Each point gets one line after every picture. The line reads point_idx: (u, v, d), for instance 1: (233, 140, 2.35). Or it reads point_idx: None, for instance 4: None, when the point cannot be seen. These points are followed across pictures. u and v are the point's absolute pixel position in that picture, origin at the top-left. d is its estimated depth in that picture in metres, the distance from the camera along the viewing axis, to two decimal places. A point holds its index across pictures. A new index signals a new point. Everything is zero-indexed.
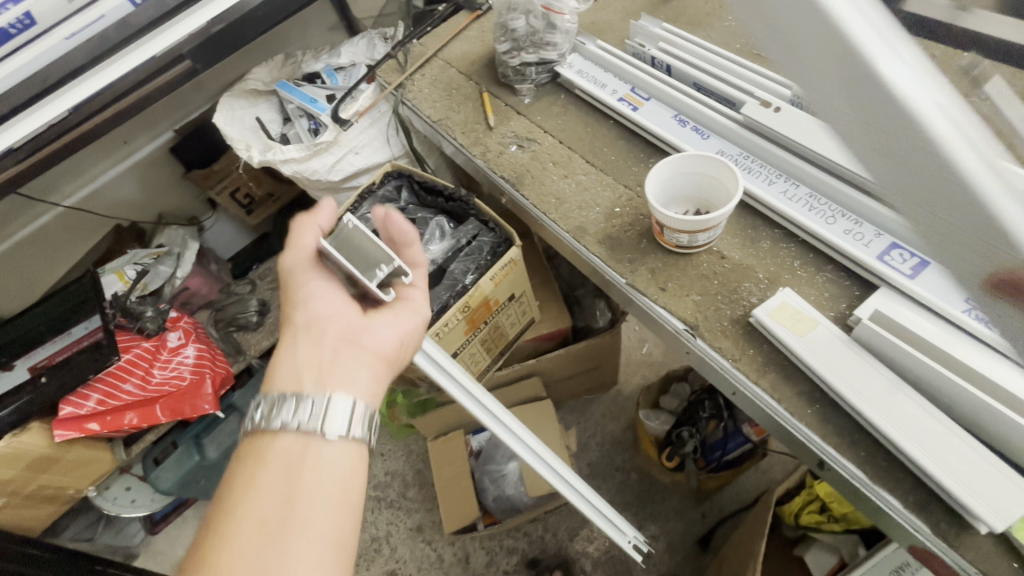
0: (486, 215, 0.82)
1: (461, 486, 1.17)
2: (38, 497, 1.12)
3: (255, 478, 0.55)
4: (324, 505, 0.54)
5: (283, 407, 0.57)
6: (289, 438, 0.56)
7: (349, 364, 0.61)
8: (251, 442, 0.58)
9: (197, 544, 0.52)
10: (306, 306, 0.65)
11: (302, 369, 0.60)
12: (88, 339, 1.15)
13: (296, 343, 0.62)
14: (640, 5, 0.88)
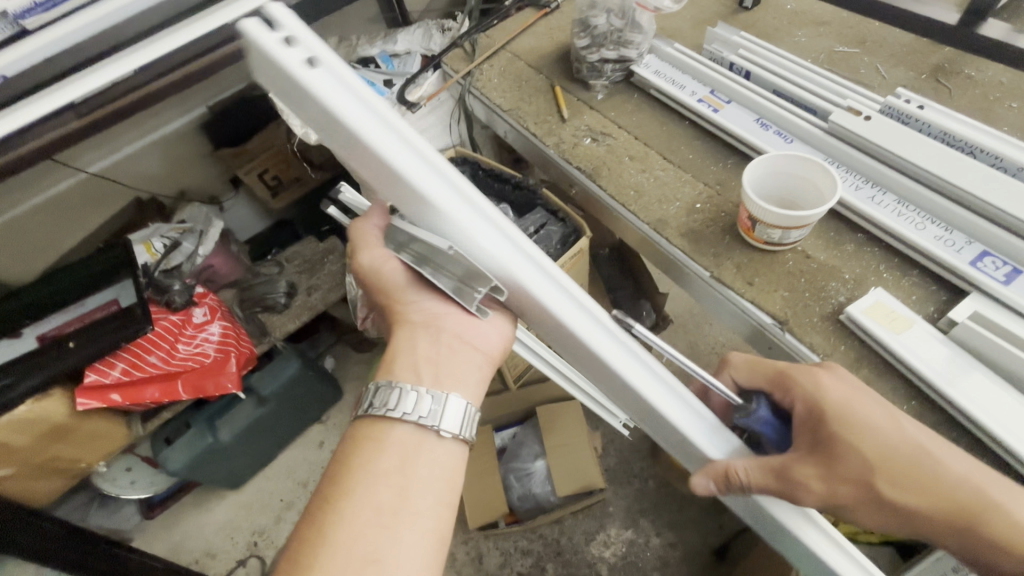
0: (554, 205, 0.82)
1: (486, 481, 1.15)
2: (47, 468, 1.07)
3: (367, 462, 0.51)
4: (431, 499, 0.51)
5: (403, 400, 0.52)
6: (405, 429, 0.52)
7: (461, 362, 0.57)
8: (365, 423, 0.54)
9: (307, 518, 0.50)
10: (404, 297, 0.58)
11: (420, 362, 0.56)
12: (101, 311, 1.15)
13: (408, 335, 0.57)
14: (710, 15, 0.91)
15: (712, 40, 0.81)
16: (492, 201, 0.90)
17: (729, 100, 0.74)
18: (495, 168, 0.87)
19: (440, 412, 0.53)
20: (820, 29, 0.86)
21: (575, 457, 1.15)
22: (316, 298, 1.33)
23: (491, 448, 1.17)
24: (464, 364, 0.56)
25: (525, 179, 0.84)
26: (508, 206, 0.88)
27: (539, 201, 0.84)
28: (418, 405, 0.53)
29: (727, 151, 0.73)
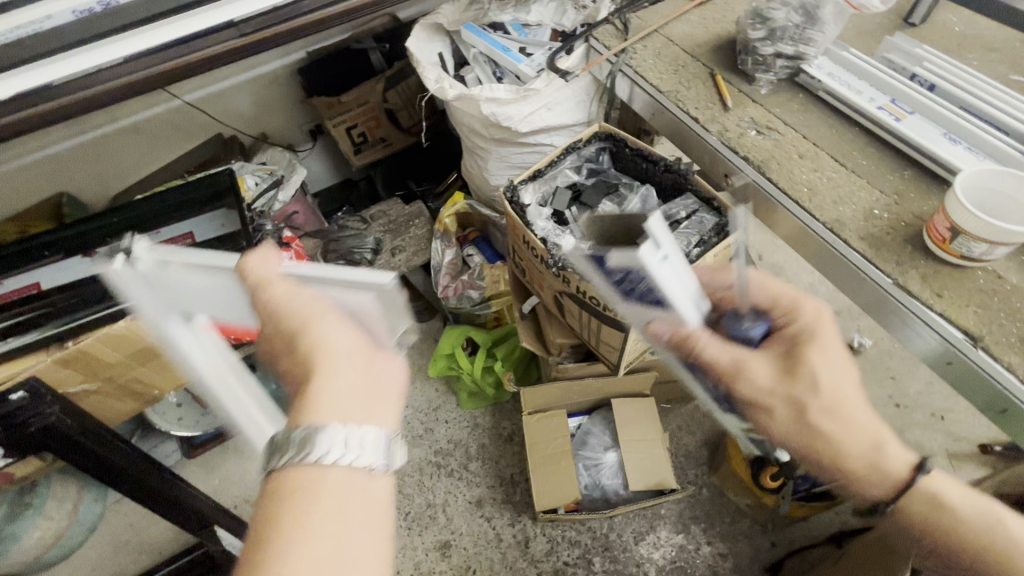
0: (708, 192, 0.81)
1: (557, 467, 1.13)
2: (124, 390, 1.05)
3: (302, 521, 0.40)
4: (365, 536, 0.42)
5: (317, 441, 0.42)
6: (334, 475, 0.42)
7: (389, 404, 0.47)
8: (274, 485, 0.42)
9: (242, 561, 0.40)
10: (279, 307, 0.49)
11: (331, 404, 0.44)
12: (178, 243, 1.15)
13: (341, 360, 0.46)
14: (874, 27, 0.89)
15: (889, 50, 0.81)
16: (632, 182, 0.88)
17: (913, 111, 0.73)
18: (645, 148, 0.86)
19: (374, 452, 0.44)
20: (990, 56, 0.85)
21: (649, 454, 1.13)
22: (400, 259, 1.31)
23: (565, 433, 1.16)
24: (369, 400, 0.46)
25: (677, 162, 0.83)
26: (652, 188, 0.87)
27: (687, 188, 0.83)
28: (337, 444, 0.42)
29: (904, 162, 0.72)
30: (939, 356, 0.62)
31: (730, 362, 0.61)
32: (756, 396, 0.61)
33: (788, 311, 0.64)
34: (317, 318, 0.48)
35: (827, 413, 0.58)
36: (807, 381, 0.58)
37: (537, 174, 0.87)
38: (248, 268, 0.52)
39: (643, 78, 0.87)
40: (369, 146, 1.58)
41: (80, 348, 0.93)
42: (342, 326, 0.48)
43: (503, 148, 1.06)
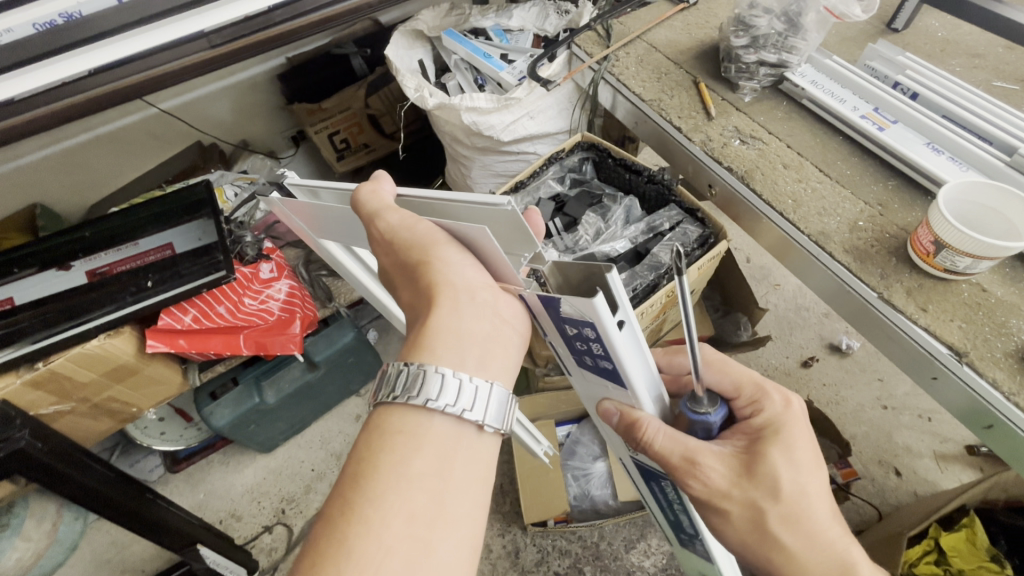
0: (692, 203, 0.79)
1: (545, 478, 1.12)
2: (101, 409, 1.03)
3: (406, 463, 0.41)
4: (470, 501, 0.42)
5: (430, 386, 0.42)
6: (443, 422, 0.43)
7: (503, 352, 0.46)
8: (383, 417, 0.44)
9: (336, 499, 0.41)
10: (400, 242, 0.49)
11: (461, 348, 0.44)
12: (155, 254, 1.08)
13: (461, 300, 0.45)
14: (858, 33, 0.89)
15: (871, 57, 0.81)
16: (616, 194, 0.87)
17: (896, 119, 0.73)
18: (628, 158, 0.85)
19: (486, 403, 0.43)
20: (973, 62, 0.84)
21: None
22: None
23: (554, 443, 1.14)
24: (493, 350, 0.45)
25: (660, 173, 0.82)
26: (636, 198, 0.86)
27: (671, 199, 0.82)
28: (451, 390, 0.42)
29: (888, 173, 0.71)
30: (937, 375, 0.60)
31: (682, 457, 0.53)
32: (708, 500, 0.53)
33: (753, 400, 0.57)
34: (439, 257, 0.47)
35: (789, 530, 0.51)
36: (777, 478, 0.52)
37: (519, 186, 0.87)
38: (363, 199, 0.51)
39: (626, 86, 0.86)
40: (352, 152, 1.55)
41: (52, 367, 0.90)
42: (472, 268, 0.47)
43: (485, 156, 1.05)
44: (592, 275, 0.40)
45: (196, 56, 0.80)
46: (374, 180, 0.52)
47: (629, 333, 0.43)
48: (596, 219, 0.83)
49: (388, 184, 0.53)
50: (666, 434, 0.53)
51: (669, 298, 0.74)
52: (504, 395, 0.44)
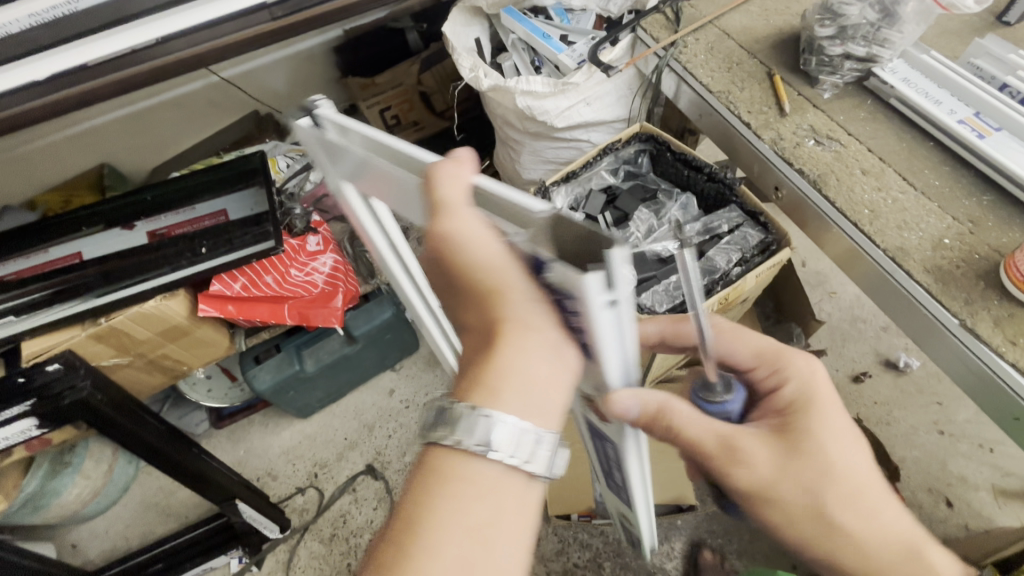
0: (754, 205, 0.75)
1: (574, 474, 1.11)
2: (155, 366, 1.08)
3: (457, 523, 0.37)
4: (517, 570, 0.38)
5: (489, 435, 0.37)
6: (500, 481, 0.38)
7: (570, 404, 0.41)
8: (437, 465, 0.39)
9: (383, 549, 0.37)
10: (467, 251, 0.39)
11: (524, 395, 0.39)
12: (210, 220, 1.12)
13: (529, 341, 0.39)
14: (962, 27, 0.80)
15: (978, 54, 0.72)
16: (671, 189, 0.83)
17: (999, 127, 0.65)
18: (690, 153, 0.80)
19: (546, 454, 0.39)
20: None
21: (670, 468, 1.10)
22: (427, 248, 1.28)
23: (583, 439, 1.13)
24: (561, 400, 0.41)
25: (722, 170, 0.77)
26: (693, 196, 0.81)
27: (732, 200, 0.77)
28: (511, 442, 0.37)
29: (985, 187, 0.64)
30: (971, 374, 0.57)
31: (717, 443, 0.51)
32: (754, 491, 0.51)
33: (769, 366, 0.56)
34: (514, 286, 0.39)
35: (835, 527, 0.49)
36: (834, 454, 0.49)
37: (570, 176, 0.83)
38: (434, 175, 0.39)
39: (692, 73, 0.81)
40: (402, 129, 1.55)
41: (113, 323, 0.95)
42: (546, 307, 0.40)
43: (537, 141, 1.02)
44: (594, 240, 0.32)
45: (257, 28, 0.80)
46: (453, 162, 0.39)
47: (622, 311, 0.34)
48: (646, 215, 0.80)
49: (468, 167, 0.40)
50: (697, 418, 0.51)
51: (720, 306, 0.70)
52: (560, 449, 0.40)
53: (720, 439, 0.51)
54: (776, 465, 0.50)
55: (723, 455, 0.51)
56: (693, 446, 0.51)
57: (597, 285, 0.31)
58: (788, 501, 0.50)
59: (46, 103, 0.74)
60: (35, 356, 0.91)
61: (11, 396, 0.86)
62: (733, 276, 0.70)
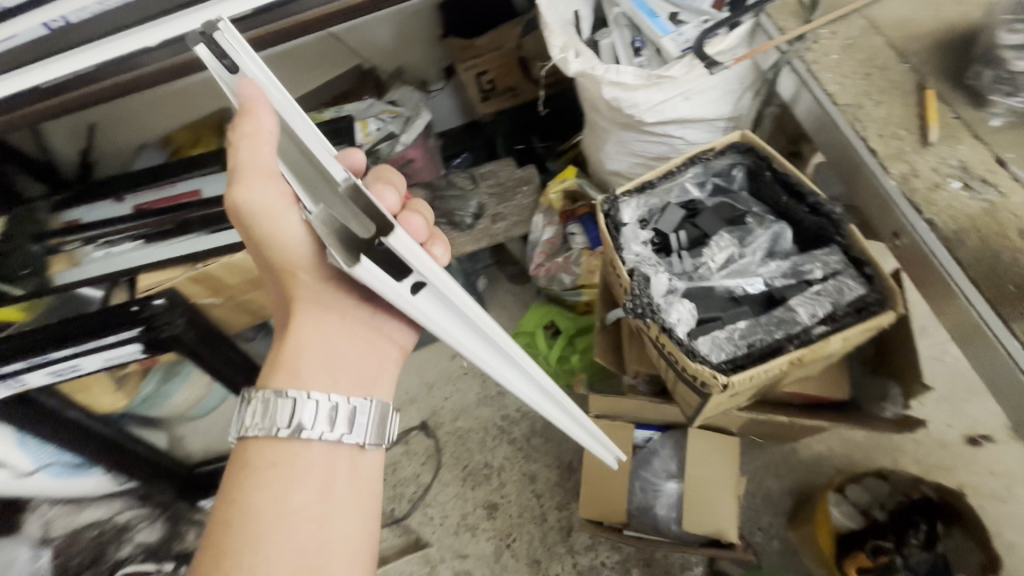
0: (862, 253, 0.67)
1: (612, 482, 1.08)
2: (243, 308, 1.20)
3: (288, 484, 0.57)
4: (353, 503, 0.60)
5: (303, 416, 0.58)
6: (319, 445, 0.59)
7: (377, 361, 0.66)
8: (250, 447, 0.59)
9: (222, 524, 0.56)
10: (260, 222, 0.55)
11: (332, 360, 0.62)
12: None
13: (322, 317, 0.63)
14: None
15: None
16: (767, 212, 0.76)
17: None
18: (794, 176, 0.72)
19: (359, 420, 0.60)
20: None
21: (716, 499, 1.03)
22: (499, 228, 1.25)
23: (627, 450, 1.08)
24: (370, 360, 0.66)
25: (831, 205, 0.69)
26: (789, 226, 0.74)
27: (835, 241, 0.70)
28: (321, 416, 0.59)
29: None
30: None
31: None
32: None
33: None
34: (301, 267, 0.60)
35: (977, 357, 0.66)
36: None
37: (645, 186, 0.75)
38: (240, 143, 0.50)
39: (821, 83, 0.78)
40: (497, 94, 1.49)
41: (209, 269, 1.08)
42: (335, 297, 0.63)
43: (625, 132, 0.93)
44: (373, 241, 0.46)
45: None
46: (248, 116, 0.48)
47: (432, 292, 0.50)
48: (727, 243, 0.73)
49: (260, 112, 0.48)
50: None
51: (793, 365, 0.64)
52: (380, 410, 0.62)
53: None
54: None
55: None
56: None
57: (392, 279, 0.46)
58: None
59: None
60: (151, 286, 1.09)
61: (122, 322, 0.99)
62: (814, 333, 0.64)
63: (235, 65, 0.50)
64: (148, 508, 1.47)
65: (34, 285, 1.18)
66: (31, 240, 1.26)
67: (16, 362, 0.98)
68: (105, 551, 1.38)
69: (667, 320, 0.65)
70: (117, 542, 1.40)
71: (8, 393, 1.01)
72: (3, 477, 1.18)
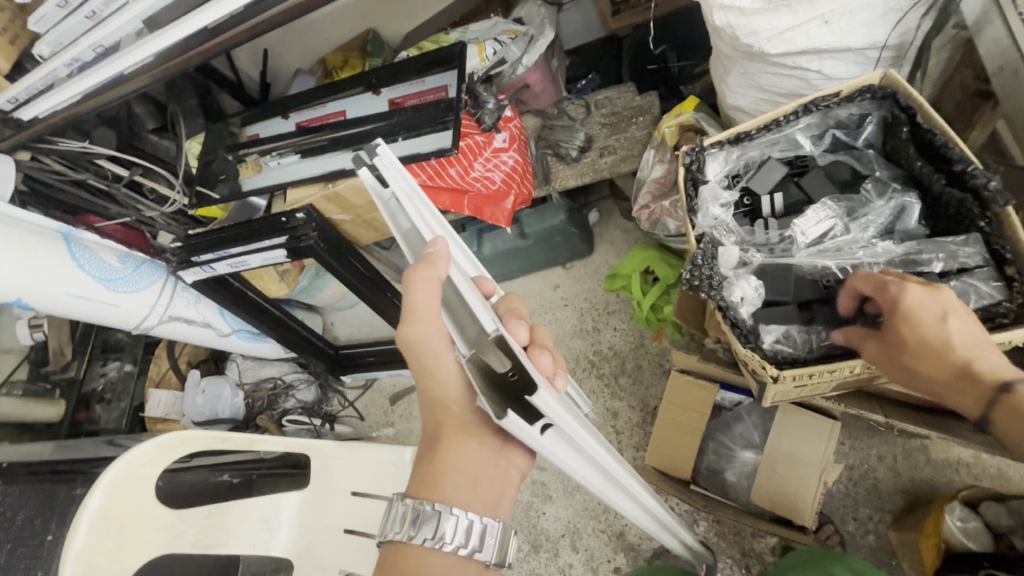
0: (999, 235, 0.68)
1: (682, 437, 1.06)
2: (370, 224, 1.37)
3: None
4: None
5: (444, 531, 0.58)
6: (449, 562, 0.59)
7: (506, 485, 0.66)
8: (390, 552, 0.61)
9: None
10: (423, 357, 0.61)
11: (467, 478, 0.63)
12: (433, 95, 1.29)
13: (466, 443, 0.64)
14: None
15: None
16: (896, 184, 0.78)
17: None
18: (942, 144, 0.70)
19: (489, 543, 0.60)
20: None
21: (796, 477, 0.96)
22: (605, 162, 1.23)
23: (700, 408, 1.04)
24: (506, 485, 0.66)
25: (984, 177, 0.67)
26: (918, 200, 0.76)
27: (975, 227, 0.70)
28: (460, 531, 0.59)
29: None
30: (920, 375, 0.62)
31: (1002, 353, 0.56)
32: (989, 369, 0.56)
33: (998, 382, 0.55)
34: (452, 400, 0.64)
35: (966, 369, 0.57)
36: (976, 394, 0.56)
37: (740, 138, 0.81)
38: (416, 285, 0.56)
39: (1014, 10, 0.66)
40: (628, 7, 1.42)
41: (338, 188, 1.23)
42: (478, 427, 0.65)
43: (750, 62, 0.81)
44: (521, 382, 0.52)
45: None
46: (429, 266, 0.56)
47: (556, 431, 0.54)
48: (830, 214, 0.78)
49: (441, 263, 0.56)
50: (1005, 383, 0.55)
51: (856, 372, 0.71)
52: (506, 531, 0.62)
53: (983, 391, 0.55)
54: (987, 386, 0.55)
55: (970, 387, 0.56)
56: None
57: (526, 423, 0.50)
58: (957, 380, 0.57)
59: (281, 12, 0.90)
60: (298, 200, 1.29)
61: (275, 229, 1.22)
62: None
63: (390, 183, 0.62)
64: (308, 373, 1.85)
65: (227, 189, 1.46)
66: (225, 151, 1.53)
67: (206, 255, 1.30)
68: (278, 399, 1.80)
69: (731, 298, 0.74)
70: (285, 395, 1.81)
71: (205, 275, 1.36)
72: (211, 334, 1.58)
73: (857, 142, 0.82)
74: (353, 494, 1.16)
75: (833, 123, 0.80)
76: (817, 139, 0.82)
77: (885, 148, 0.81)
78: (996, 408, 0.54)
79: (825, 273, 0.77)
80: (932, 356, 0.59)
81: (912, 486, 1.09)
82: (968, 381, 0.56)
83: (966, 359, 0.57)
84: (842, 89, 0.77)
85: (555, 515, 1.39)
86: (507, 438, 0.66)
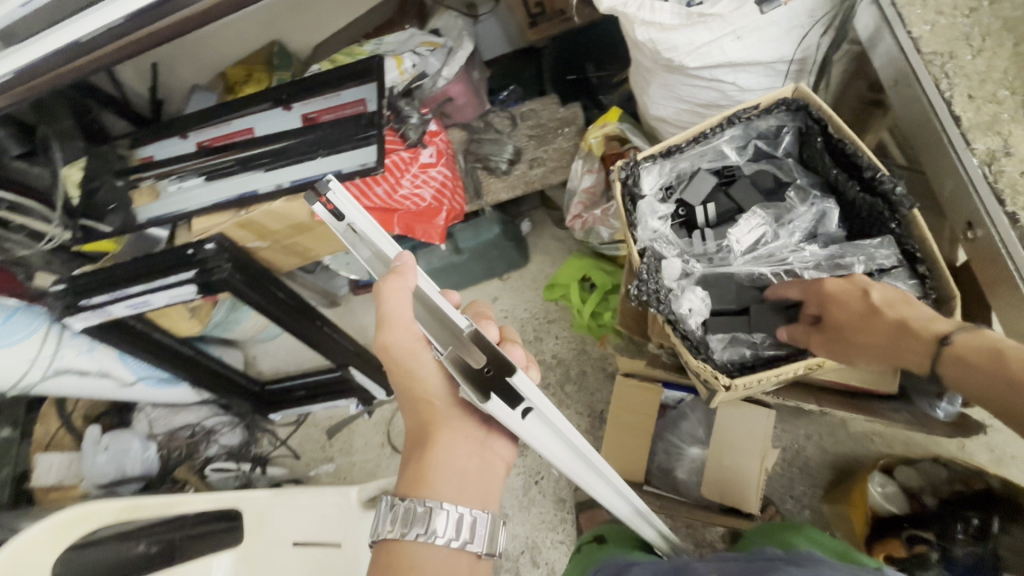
0: (910, 233, 0.75)
1: (630, 440, 1.08)
2: (291, 250, 1.29)
3: None
4: None
5: (436, 522, 0.59)
6: (443, 556, 0.59)
7: (491, 477, 0.66)
8: (386, 552, 0.60)
9: None
10: (406, 362, 0.63)
11: (455, 472, 0.64)
12: (351, 109, 1.22)
13: (453, 436, 0.65)
14: None
15: None
16: (816, 191, 0.83)
17: None
18: (855, 152, 0.77)
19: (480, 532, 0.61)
20: None
21: (740, 467, 1.00)
22: (536, 173, 1.23)
23: (647, 411, 1.08)
24: (491, 476, 0.66)
25: (891, 183, 0.74)
26: (838, 206, 0.82)
27: (887, 230, 0.76)
28: (452, 525, 0.60)
29: None
30: (880, 339, 0.64)
31: (861, 287, 0.67)
32: (879, 313, 0.65)
33: (893, 309, 0.64)
34: (436, 396, 0.65)
35: (874, 302, 0.66)
36: (893, 310, 0.64)
37: (670, 154, 0.83)
38: (387, 298, 0.60)
39: (907, 28, 0.80)
40: (546, 19, 1.43)
41: (252, 214, 1.13)
42: (461, 418, 0.66)
43: (669, 74, 0.83)
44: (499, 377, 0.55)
45: None
46: (399, 276, 0.59)
47: (538, 415, 0.57)
48: (760, 221, 0.83)
49: (408, 275, 0.60)
50: (886, 299, 0.65)
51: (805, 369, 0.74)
52: (495, 521, 0.63)
53: (903, 323, 0.62)
54: (888, 323, 0.64)
55: (892, 341, 0.63)
56: (894, 316, 0.63)
57: (508, 407, 0.54)
58: (896, 334, 0.63)
59: (168, 21, 0.79)
60: (205, 229, 1.15)
61: (184, 262, 1.10)
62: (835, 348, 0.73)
63: (339, 214, 0.63)
64: (232, 415, 1.70)
65: (118, 219, 1.28)
66: (113, 175, 1.36)
67: (99, 296, 1.14)
68: (197, 448, 1.62)
69: (681, 310, 0.76)
70: (206, 442, 1.63)
71: (99, 320, 1.18)
72: (110, 386, 1.39)
73: (778, 152, 0.87)
74: (296, 545, 1.07)
75: (754, 134, 0.85)
76: (741, 151, 0.87)
77: (802, 157, 0.87)
78: (944, 357, 0.57)
79: (759, 278, 0.82)
80: (862, 292, 0.67)
81: (839, 461, 1.18)
82: (910, 337, 0.61)
83: (903, 321, 0.62)
84: (760, 101, 0.81)
85: (513, 532, 1.37)
86: (490, 426, 0.67)
